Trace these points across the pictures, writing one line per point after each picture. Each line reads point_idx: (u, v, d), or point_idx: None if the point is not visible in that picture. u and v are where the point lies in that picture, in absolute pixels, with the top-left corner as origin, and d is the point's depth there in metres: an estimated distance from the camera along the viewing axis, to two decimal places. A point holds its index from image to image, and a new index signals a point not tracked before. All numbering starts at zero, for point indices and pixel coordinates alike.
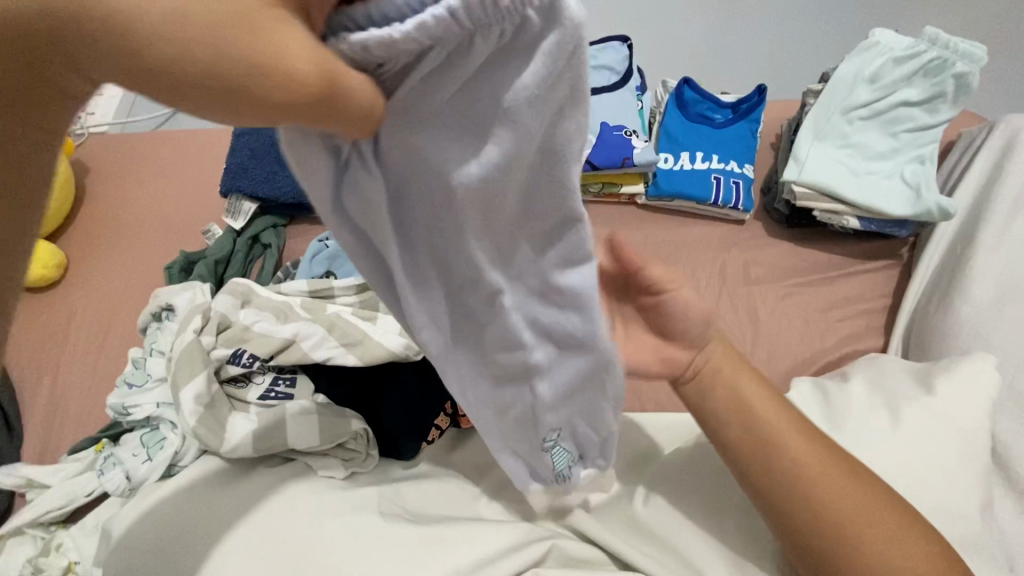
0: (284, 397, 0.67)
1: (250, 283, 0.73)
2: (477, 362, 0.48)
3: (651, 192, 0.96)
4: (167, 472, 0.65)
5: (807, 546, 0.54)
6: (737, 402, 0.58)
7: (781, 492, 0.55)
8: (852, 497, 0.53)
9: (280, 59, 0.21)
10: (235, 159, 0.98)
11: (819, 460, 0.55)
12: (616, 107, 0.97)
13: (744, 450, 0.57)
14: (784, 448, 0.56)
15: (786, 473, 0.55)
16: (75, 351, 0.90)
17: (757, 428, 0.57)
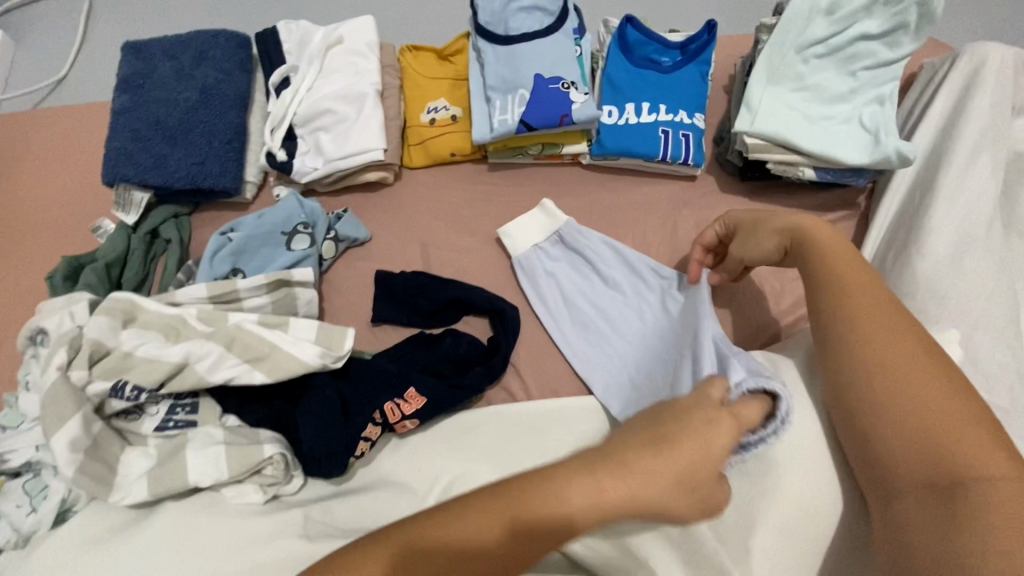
0: (185, 425, 0.60)
1: (131, 297, 0.63)
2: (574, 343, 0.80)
3: (595, 151, 0.87)
4: (60, 517, 0.57)
5: (894, 473, 0.48)
6: (831, 284, 0.57)
7: (878, 387, 0.50)
8: (949, 418, 0.47)
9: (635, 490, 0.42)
10: (115, 141, 0.84)
11: (950, 378, 0.49)
12: (552, 54, 0.85)
13: (846, 339, 0.54)
14: (876, 354, 0.52)
15: (874, 366, 0.51)
16: None
17: (846, 321, 0.54)
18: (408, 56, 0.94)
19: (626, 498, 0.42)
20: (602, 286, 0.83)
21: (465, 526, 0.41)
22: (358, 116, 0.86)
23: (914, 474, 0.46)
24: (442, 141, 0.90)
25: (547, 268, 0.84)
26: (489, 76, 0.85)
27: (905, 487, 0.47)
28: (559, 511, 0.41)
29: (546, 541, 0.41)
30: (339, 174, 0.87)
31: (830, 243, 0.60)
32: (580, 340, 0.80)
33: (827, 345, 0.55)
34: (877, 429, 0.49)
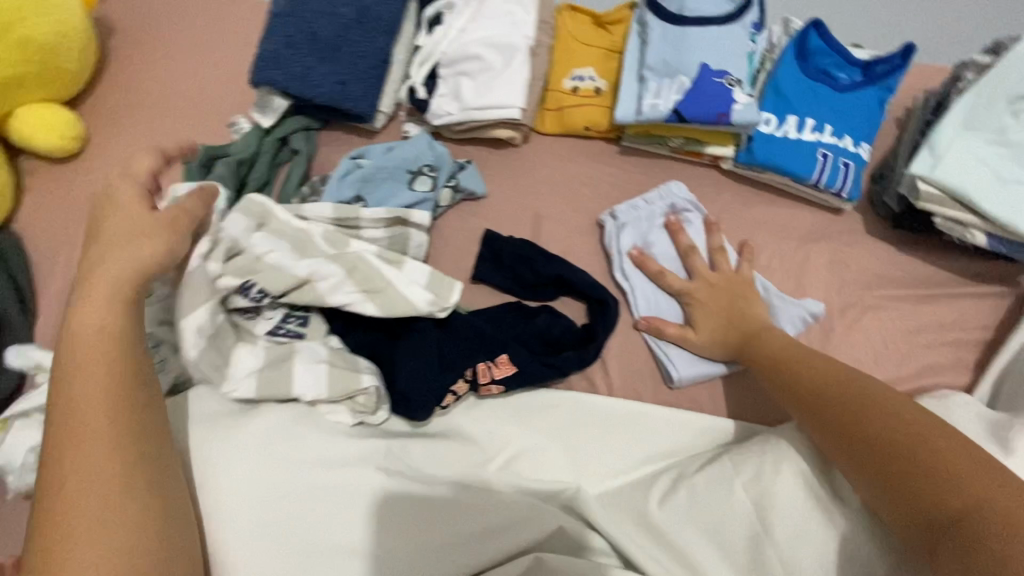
0: (295, 336, 0.63)
1: (268, 202, 0.65)
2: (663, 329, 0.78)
3: (741, 158, 0.81)
4: (174, 388, 0.61)
5: (919, 508, 0.48)
6: (791, 371, 0.64)
7: (883, 436, 0.53)
8: (928, 438, 0.51)
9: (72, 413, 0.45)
10: (269, 44, 0.85)
11: (931, 417, 0.54)
12: (723, 46, 0.78)
13: (835, 407, 0.58)
14: (831, 397, 0.59)
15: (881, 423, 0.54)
16: None
17: (823, 401, 0.59)
18: (566, 15, 0.89)
19: (110, 348, 0.47)
20: None
21: (83, 489, 0.42)
22: (505, 67, 0.83)
23: (928, 508, 0.47)
24: (581, 112, 0.85)
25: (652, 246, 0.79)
26: (649, 54, 0.80)
27: (941, 511, 0.46)
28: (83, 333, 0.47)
29: (129, 423, 0.46)
30: (470, 123, 0.85)
31: (776, 341, 0.68)
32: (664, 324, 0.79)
33: (818, 420, 0.59)
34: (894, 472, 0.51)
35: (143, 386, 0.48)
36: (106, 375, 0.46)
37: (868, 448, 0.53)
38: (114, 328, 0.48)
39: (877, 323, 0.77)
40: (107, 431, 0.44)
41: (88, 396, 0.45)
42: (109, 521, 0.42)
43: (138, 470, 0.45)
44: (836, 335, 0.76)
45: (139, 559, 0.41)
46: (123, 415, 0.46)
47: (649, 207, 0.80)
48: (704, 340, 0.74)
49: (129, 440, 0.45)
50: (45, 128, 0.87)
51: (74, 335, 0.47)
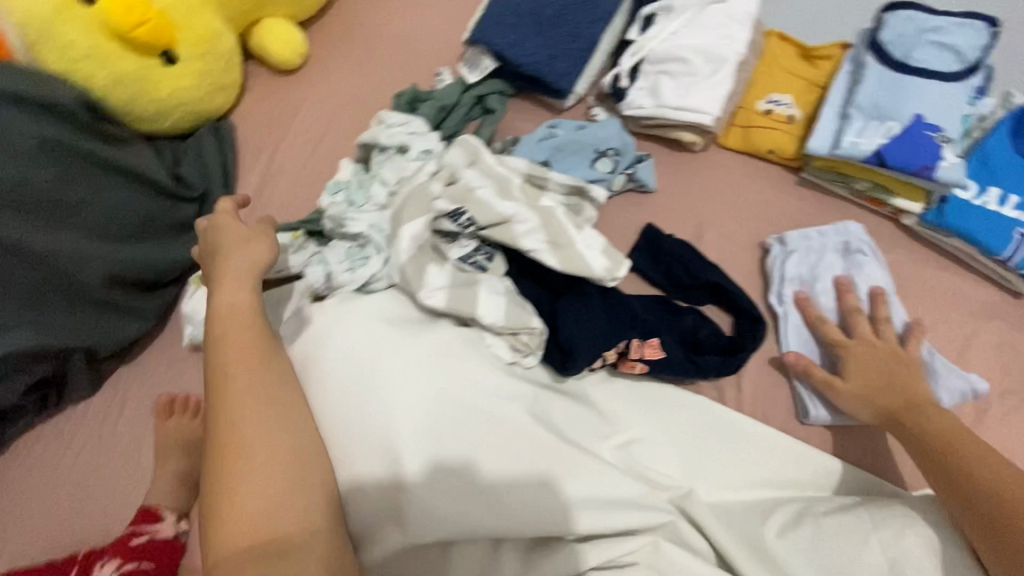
0: (480, 268, 0.68)
1: (481, 143, 0.71)
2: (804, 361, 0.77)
3: (928, 217, 0.79)
4: (361, 288, 0.67)
5: None
6: (956, 457, 0.62)
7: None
8: None
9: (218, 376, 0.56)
10: (494, 9, 0.92)
11: None
12: (942, 102, 0.78)
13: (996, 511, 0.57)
14: (989, 482, 0.59)
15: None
16: (295, 140, 0.96)
17: (986, 497, 0.58)
18: (774, 42, 0.91)
19: (246, 319, 0.59)
20: None
21: (224, 437, 0.53)
22: (710, 76, 0.86)
23: None
24: (769, 135, 0.87)
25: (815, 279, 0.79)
26: (860, 95, 0.80)
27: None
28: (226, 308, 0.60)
29: (257, 374, 0.57)
30: (659, 121, 0.88)
31: (935, 418, 0.66)
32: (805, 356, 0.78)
33: (976, 516, 0.58)
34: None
35: (263, 348, 0.59)
36: (252, 335, 0.59)
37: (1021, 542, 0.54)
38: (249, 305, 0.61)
39: None
40: (240, 380, 0.55)
41: (231, 353, 0.57)
42: (254, 440, 0.53)
43: (267, 411, 0.55)
44: (990, 418, 0.73)
45: (264, 483, 0.52)
46: (254, 366, 0.57)
47: (824, 239, 0.80)
48: (863, 401, 0.70)
49: (252, 385, 0.55)
50: (281, 39, 0.98)
51: (216, 315, 0.59)
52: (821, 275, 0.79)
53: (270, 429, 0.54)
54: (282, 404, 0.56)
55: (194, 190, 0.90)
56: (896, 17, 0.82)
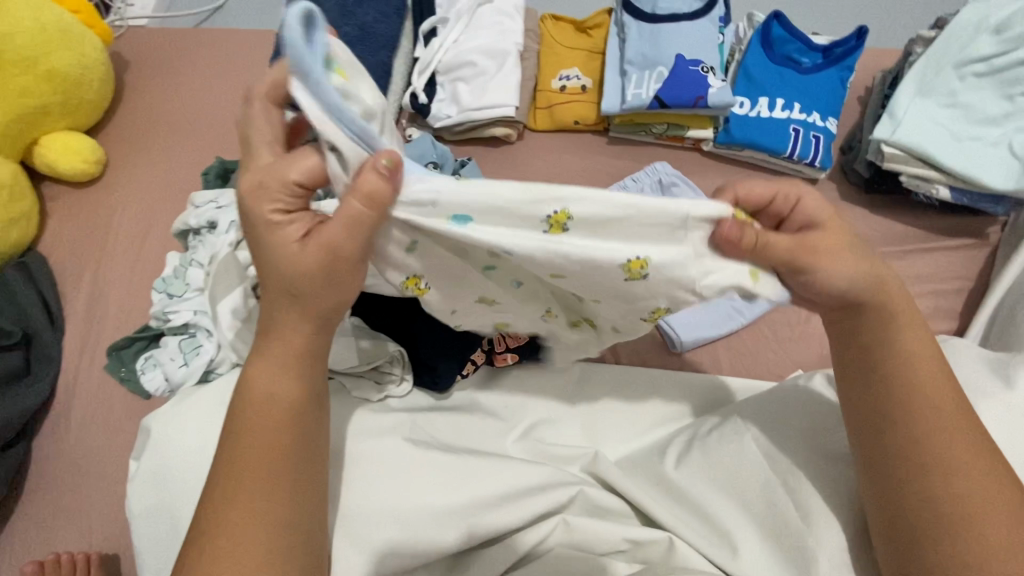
0: None
1: None
2: None
3: (720, 139, 0.88)
4: (202, 378, 0.64)
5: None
6: (897, 389, 0.50)
7: (931, 508, 0.46)
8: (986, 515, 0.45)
9: (250, 430, 0.49)
10: None
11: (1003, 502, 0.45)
12: (694, 38, 0.86)
13: (908, 455, 0.48)
14: (924, 413, 0.48)
15: (940, 491, 0.46)
16: (115, 250, 0.90)
17: (907, 428, 0.49)
18: (549, 24, 0.98)
19: (272, 405, 0.49)
20: None
21: (240, 477, 0.47)
22: (499, 71, 0.90)
23: None
24: (569, 108, 0.93)
25: None
26: (628, 51, 0.88)
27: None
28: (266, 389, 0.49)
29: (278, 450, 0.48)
30: (468, 124, 0.92)
31: (888, 341, 0.51)
32: None
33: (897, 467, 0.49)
34: (920, 535, 0.46)
35: (299, 433, 0.50)
36: (278, 421, 0.49)
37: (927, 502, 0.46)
38: (292, 392, 0.50)
39: None
40: (256, 446, 0.48)
41: (261, 416, 0.49)
42: (255, 480, 0.47)
43: (277, 475, 0.48)
44: None
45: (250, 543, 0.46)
46: (271, 449, 0.48)
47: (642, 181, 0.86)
48: (840, 279, 0.49)
49: (274, 465, 0.48)
50: (64, 147, 0.92)
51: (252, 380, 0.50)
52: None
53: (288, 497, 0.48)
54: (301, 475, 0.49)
55: (11, 336, 0.81)
56: None
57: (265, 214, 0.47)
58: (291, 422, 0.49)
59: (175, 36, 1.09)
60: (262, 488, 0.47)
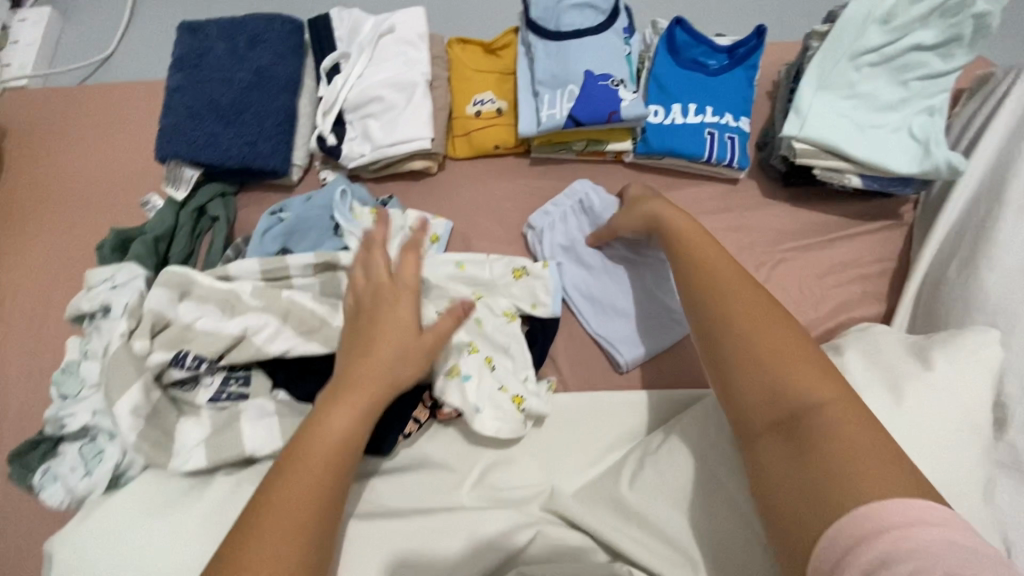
0: (237, 398, 0.62)
1: (187, 270, 0.64)
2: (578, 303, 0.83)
3: (639, 149, 0.88)
4: (113, 484, 0.59)
5: (766, 416, 0.49)
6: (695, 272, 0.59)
7: (735, 353, 0.52)
8: (765, 329, 0.52)
9: (301, 453, 0.52)
10: (170, 119, 0.86)
11: (774, 317, 0.53)
12: (601, 52, 0.86)
13: (707, 318, 0.56)
14: (707, 268, 0.59)
15: (730, 334, 0.53)
16: (9, 343, 0.82)
17: (703, 282, 0.59)
18: (456, 48, 0.95)
19: (337, 444, 0.53)
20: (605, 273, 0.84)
21: (290, 494, 0.49)
22: (409, 103, 0.87)
23: (767, 411, 0.49)
24: (487, 133, 0.91)
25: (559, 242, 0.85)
26: (538, 70, 0.87)
27: (756, 423, 0.50)
28: (330, 427, 0.54)
29: (327, 476, 0.51)
30: (384, 161, 0.88)
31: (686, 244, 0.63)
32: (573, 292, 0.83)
33: (699, 309, 0.58)
34: (720, 357, 0.53)
35: (343, 470, 0.53)
36: (336, 455, 0.53)
37: (719, 334, 0.54)
38: (348, 435, 0.54)
39: (790, 273, 0.84)
40: (311, 464, 0.51)
41: (319, 440, 0.53)
42: (303, 493, 0.50)
43: (322, 494, 0.50)
44: None
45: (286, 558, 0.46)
46: (326, 474, 0.51)
47: (557, 207, 0.86)
48: (627, 221, 0.76)
49: (322, 493, 0.50)
50: None
51: (319, 419, 0.54)
52: (577, 236, 0.85)
53: (322, 521, 0.50)
54: (337, 506, 0.52)
55: None
56: None
57: (393, 306, 0.64)
58: (343, 459, 0.53)
59: (53, 96, 1.00)
60: (307, 510, 0.49)
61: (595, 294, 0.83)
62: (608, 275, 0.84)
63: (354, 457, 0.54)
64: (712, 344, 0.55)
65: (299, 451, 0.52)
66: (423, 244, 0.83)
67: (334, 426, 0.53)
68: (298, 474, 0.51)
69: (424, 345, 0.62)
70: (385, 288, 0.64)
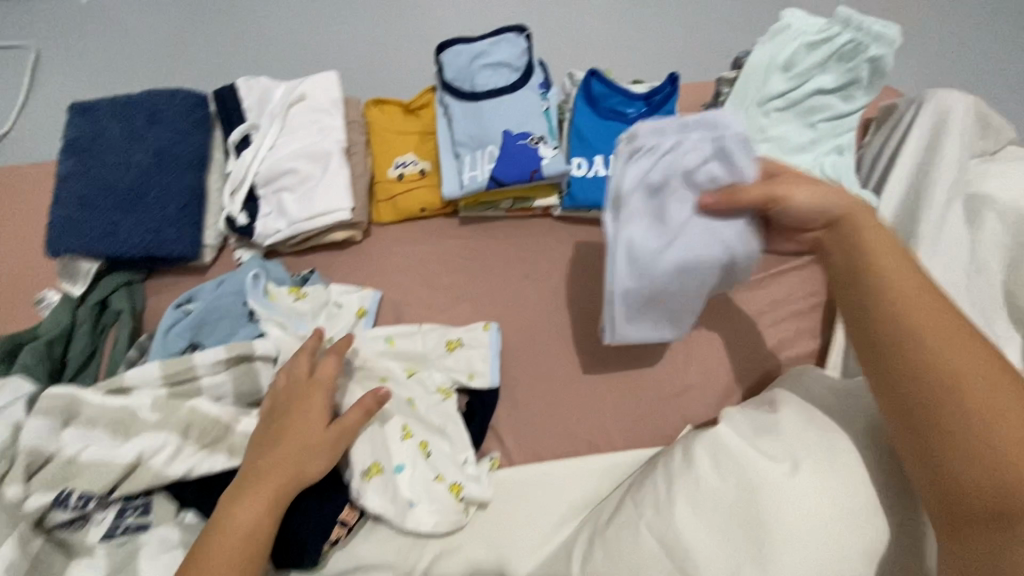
0: (136, 529, 0.59)
1: (73, 391, 0.62)
2: (631, 263, 0.66)
3: (566, 204, 0.87)
4: None
5: (975, 501, 0.48)
6: (900, 319, 0.54)
7: (951, 427, 0.50)
8: (986, 397, 0.49)
9: (209, 555, 0.53)
10: (63, 210, 0.79)
11: (997, 385, 0.50)
12: (518, 110, 0.85)
13: (904, 373, 0.53)
14: (896, 313, 0.55)
15: (954, 401, 0.50)
16: None
17: (903, 327, 0.54)
18: (373, 110, 0.92)
19: (246, 540, 0.54)
20: (683, 235, 0.65)
21: None
22: (324, 174, 0.83)
23: (980, 497, 0.48)
24: (412, 197, 0.88)
25: (654, 181, 0.64)
26: (457, 132, 0.85)
27: (974, 506, 0.48)
28: (239, 523, 0.55)
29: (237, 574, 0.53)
30: (303, 235, 0.84)
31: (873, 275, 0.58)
32: (625, 256, 0.66)
33: (887, 364, 0.55)
34: (928, 427, 0.51)
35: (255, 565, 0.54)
36: (244, 551, 0.54)
37: (920, 407, 0.52)
38: (257, 529, 0.55)
39: (727, 316, 0.83)
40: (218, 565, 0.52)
41: (227, 538, 0.54)
42: None
43: None
44: (697, 339, 0.82)
45: None
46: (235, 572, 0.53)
47: (682, 141, 0.63)
48: (807, 208, 0.61)
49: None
50: None
51: (229, 517, 0.55)
52: (671, 179, 0.64)
53: None
54: None
55: None
56: (448, 54, 0.87)
57: (308, 403, 0.63)
58: (253, 554, 0.54)
59: None
60: None
61: (662, 262, 0.66)
62: (687, 241, 0.66)
63: (262, 552, 0.55)
64: (908, 407, 0.53)
65: (205, 551, 0.53)
66: (349, 318, 0.79)
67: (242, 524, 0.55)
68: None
69: (331, 440, 0.62)
70: (303, 388, 0.64)
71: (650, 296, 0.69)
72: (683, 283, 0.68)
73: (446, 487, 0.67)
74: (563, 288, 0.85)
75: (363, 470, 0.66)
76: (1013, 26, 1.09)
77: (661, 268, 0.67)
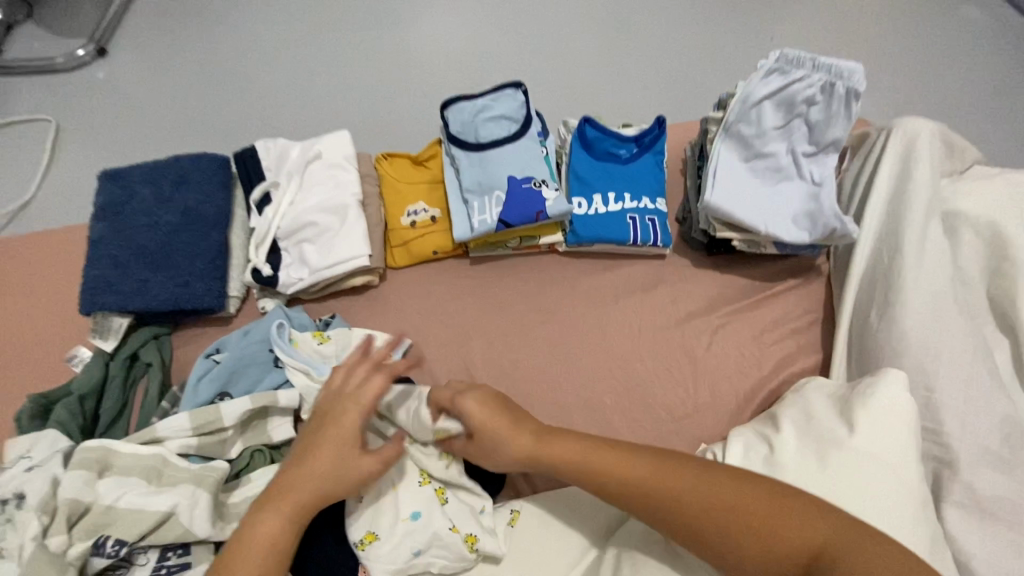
0: (180, 569, 0.57)
1: (105, 442, 0.60)
2: (735, 157, 0.86)
3: (570, 240, 0.92)
4: None
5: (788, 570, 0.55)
6: (609, 489, 0.61)
7: (715, 529, 0.57)
8: (701, 490, 0.58)
9: (249, 531, 0.53)
10: (94, 271, 0.83)
11: (653, 482, 0.59)
12: (520, 157, 0.91)
13: (686, 524, 0.58)
14: (636, 493, 0.60)
15: (695, 505, 0.58)
16: None
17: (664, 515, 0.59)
18: (384, 164, 0.99)
19: (273, 538, 0.53)
20: (767, 151, 0.85)
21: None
22: (342, 225, 0.89)
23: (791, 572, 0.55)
24: (424, 241, 0.93)
25: (778, 109, 0.84)
26: (465, 180, 0.91)
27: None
28: (265, 532, 0.53)
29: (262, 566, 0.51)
30: (323, 282, 0.88)
31: (612, 454, 0.62)
32: (743, 152, 0.86)
33: (689, 535, 0.58)
34: (702, 530, 0.57)
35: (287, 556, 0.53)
36: (271, 541, 0.53)
37: (692, 523, 0.57)
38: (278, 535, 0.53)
39: (730, 338, 0.88)
40: (238, 555, 0.51)
41: (260, 524, 0.53)
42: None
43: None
44: (702, 360, 0.86)
45: None
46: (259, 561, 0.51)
47: (808, 75, 0.81)
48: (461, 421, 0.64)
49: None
50: None
51: (260, 507, 0.54)
52: (790, 108, 0.83)
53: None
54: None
55: None
56: (452, 111, 0.95)
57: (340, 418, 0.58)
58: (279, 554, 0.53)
59: None
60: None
61: (760, 163, 0.86)
62: (758, 158, 0.86)
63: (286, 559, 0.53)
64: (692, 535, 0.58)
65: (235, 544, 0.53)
66: None
67: (261, 533, 0.52)
68: (238, 544, 0.52)
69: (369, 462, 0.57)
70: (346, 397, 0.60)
71: (780, 197, 0.85)
72: (767, 189, 0.85)
73: (459, 540, 0.66)
74: (571, 319, 0.90)
75: (355, 540, 0.66)
76: (954, 68, 1.22)
77: (756, 165, 0.86)
